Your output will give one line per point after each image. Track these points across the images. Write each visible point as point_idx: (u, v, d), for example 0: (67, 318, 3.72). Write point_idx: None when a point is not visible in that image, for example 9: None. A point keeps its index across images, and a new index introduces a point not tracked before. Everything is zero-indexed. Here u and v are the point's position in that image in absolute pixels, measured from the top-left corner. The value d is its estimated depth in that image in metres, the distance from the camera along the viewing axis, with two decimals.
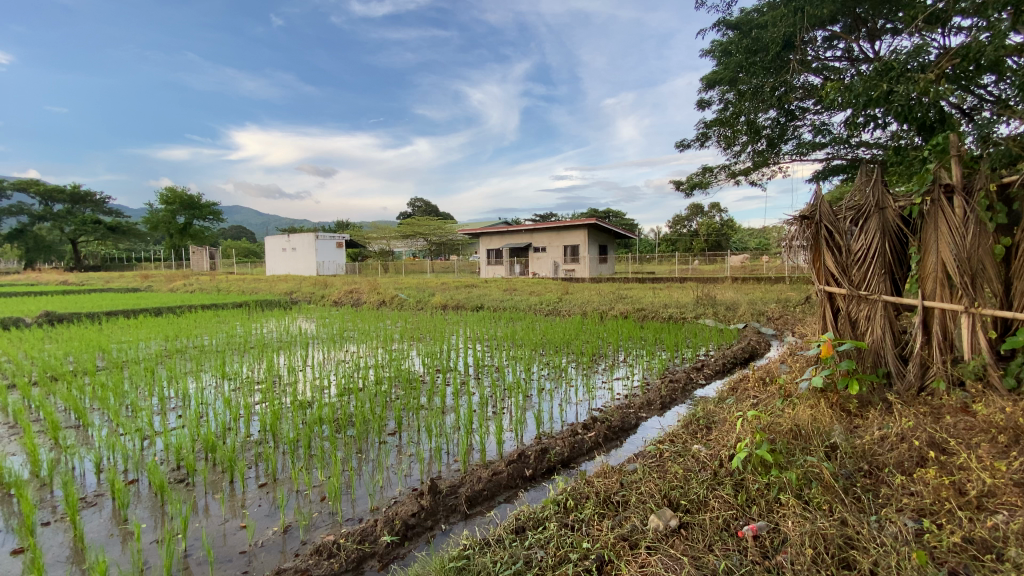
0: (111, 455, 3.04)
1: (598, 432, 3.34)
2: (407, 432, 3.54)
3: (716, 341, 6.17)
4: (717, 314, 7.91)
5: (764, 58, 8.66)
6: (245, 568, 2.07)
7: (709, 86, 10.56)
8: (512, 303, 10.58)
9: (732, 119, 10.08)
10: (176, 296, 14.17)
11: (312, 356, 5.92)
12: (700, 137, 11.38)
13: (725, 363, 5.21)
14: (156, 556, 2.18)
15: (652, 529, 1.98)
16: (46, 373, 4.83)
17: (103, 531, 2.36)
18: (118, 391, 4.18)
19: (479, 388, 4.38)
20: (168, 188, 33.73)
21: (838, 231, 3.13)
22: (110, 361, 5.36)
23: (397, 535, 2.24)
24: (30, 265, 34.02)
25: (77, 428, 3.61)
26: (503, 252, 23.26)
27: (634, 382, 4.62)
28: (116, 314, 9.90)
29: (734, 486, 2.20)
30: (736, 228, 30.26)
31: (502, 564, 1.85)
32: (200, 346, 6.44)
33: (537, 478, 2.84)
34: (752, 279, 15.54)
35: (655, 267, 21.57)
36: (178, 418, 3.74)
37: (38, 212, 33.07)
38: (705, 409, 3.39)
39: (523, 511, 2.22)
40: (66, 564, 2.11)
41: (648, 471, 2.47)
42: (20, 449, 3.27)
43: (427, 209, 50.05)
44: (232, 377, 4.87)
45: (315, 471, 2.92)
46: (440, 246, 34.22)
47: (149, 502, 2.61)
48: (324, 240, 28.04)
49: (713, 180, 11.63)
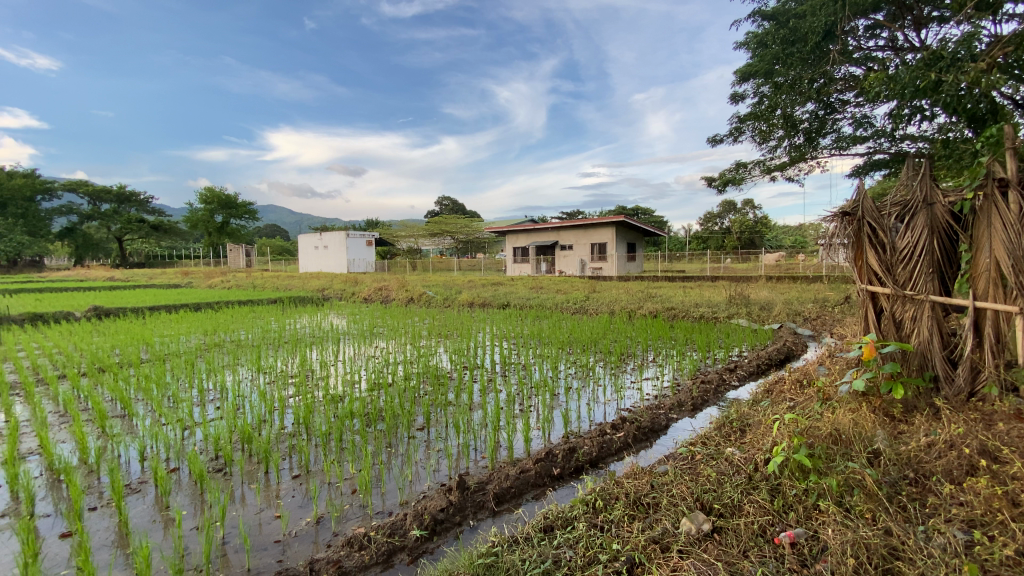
0: (154, 444, 3.17)
1: (628, 432, 3.29)
2: (435, 428, 3.57)
3: (749, 342, 5.99)
4: (750, 315, 7.69)
5: (801, 48, 8.43)
6: (280, 557, 2.12)
7: (744, 79, 10.29)
8: (539, 301, 10.52)
9: (766, 113, 9.75)
10: (213, 293, 14.57)
11: (344, 352, 6.05)
12: (734, 132, 11.09)
13: (759, 364, 5.05)
14: (196, 542, 2.25)
15: (685, 533, 1.93)
16: (95, 364, 5.08)
17: (146, 517, 2.46)
18: (161, 383, 4.36)
19: (507, 386, 4.39)
20: (207, 188, 34.98)
21: (882, 227, 2.99)
22: (153, 354, 5.59)
23: (426, 529, 2.25)
24: (80, 261, 35.87)
25: (123, 417, 3.78)
26: (530, 250, 23.21)
27: (664, 382, 4.54)
28: (159, 309, 10.33)
29: (770, 491, 2.12)
30: (770, 227, 29.29)
31: (531, 562, 1.83)
32: (237, 340, 6.65)
33: (565, 478, 2.81)
34: (787, 279, 15.04)
35: (685, 266, 21.13)
36: (216, 409, 3.87)
37: (86, 212, 34.73)
38: (739, 411, 3.30)
39: (552, 511, 2.20)
40: (111, 548, 2.20)
41: (679, 473, 2.42)
42: (70, 436, 3.44)
43: (455, 208, 50.42)
44: (267, 371, 5.02)
45: (346, 463, 2.99)
46: (468, 245, 34.45)
47: (189, 490, 2.71)
48: (355, 238, 28.60)
49: (747, 176, 11.33)
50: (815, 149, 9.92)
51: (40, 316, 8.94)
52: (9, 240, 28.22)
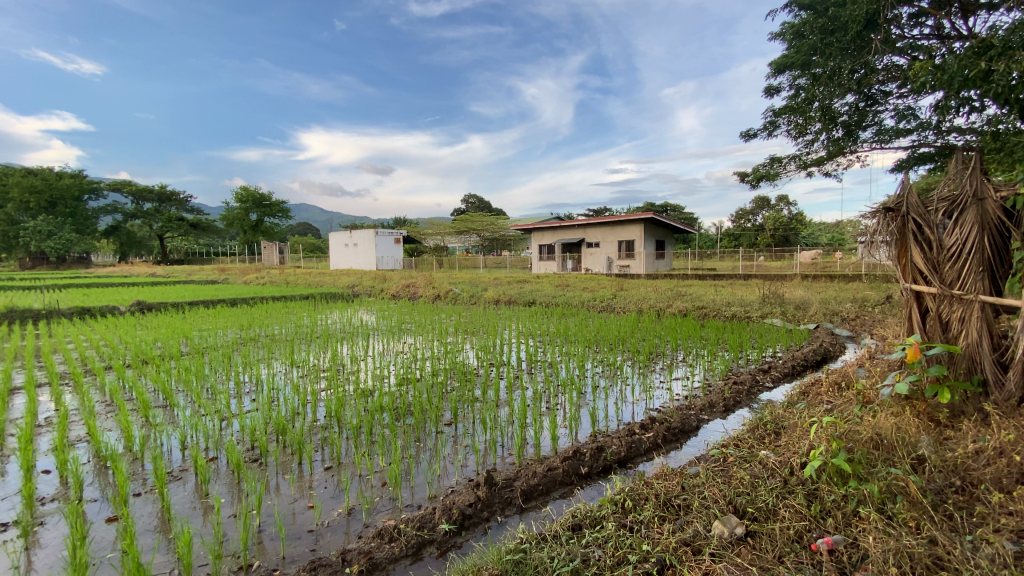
0: (194, 434, 3.30)
1: (657, 432, 3.24)
2: (463, 423, 3.60)
3: (784, 342, 5.81)
4: (784, 314, 7.47)
5: (842, 37, 8.16)
6: (313, 546, 2.18)
7: (779, 71, 10.00)
8: (565, 299, 10.48)
9: (803, 106, 9.44)
10: (249, 289, 15.00)
11: (373, 347, 6.15)
12: (769, 126, 10.77)
13: (794, 365, 4.90)
14: (234, 529, 2.33)
15: (717, 536, 1.89)
16: (138, 356, 5.32)
17: (187, 503, 2.56)
18: (200, 375, 4.53)
19: (533, 383, 4.38)
20: (242, 188, 36.11)
21: (928, 223, 2.84)
22: (192, 347, 5.82)
23: (454, 524, 2.27)
24: (124, 258, 37.61)
25: (164, 408, 3.94)
26: (556, 247, 23.14)
27: (695, 382, 4.45)
28: (198, 304, 10.72)
29: (807, 497, 2.06)
30: (806, 223, 28.34)
31: (559, 560, 1.82)
32: (270, 335, 6.83)
33: (593, 477, 2.79)
34: (824, 278, 14.54)
35: (716, 263, 20.68)
36: (252, 401, 4.00)
37: (130, 211, 36.32)
38: (773, 413, 3.21)
39: (580, 509, 2.19)
40: (155, 532, 2.30)
41: (711, 475, 2.38)
42: (116, 425, 3.61)
43: (481, 206, 50.78)
44: (300, 365, 5.16)
45: (377, 456, 3.04)
46: (494, 242, 34.55)
47: (227, 479, 2.81)
48: (384, 236, 29.04)
49: (782, 171, 11.00)
50: (855, 142, 9.54)
51: (88, 310, 9.42)
52: (58, 237, 29.74)
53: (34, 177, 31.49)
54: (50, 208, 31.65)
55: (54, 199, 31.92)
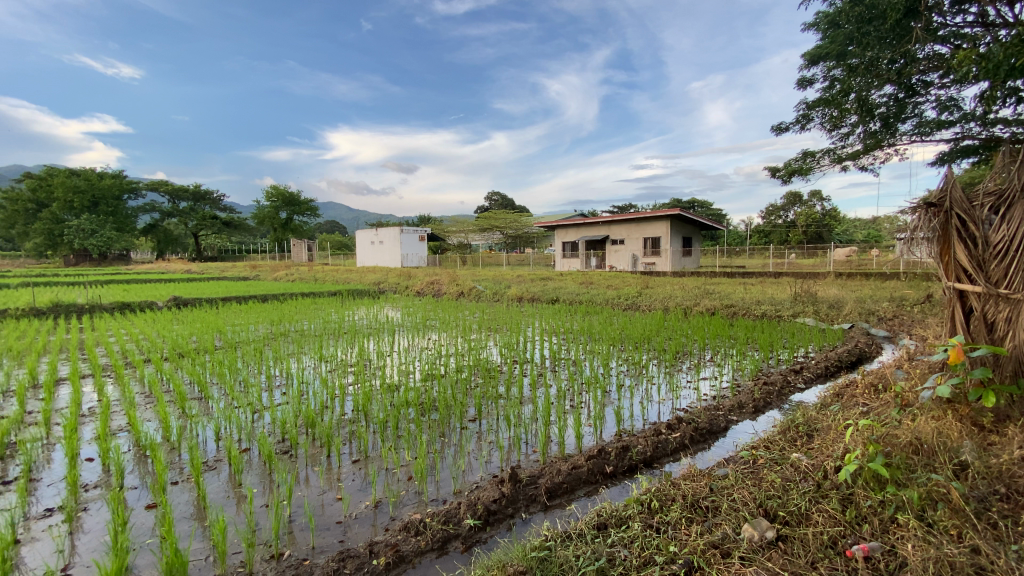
0: (227, 425, 3.41)
1: (684, 433, 3.19)
2: (487, 419, 3.62)
3: (817, 342, 5.64)
4: (817, 314, 7.25)
5: (880, 26, 7.81)
6: (342, 537, 2.23)
7: (812, 62, 9.71)
8: (589, 296, 10.43)
9: (839, 98, 9.14)
10: (279, 286, 15.30)
11: (399, 343, 6.25)
12: (802, 119, 10.47)
13: (828, 366, 4.74)
14: (266, 518, 2.40)
15: (747, 539, 1.85)
16: (175, 350, 5.52)
17: (222, 492, 2.64)
18: (233, 369, 4.68)
19: (557, 381, 4.38)
20: (273, 188, 37.06)
21: (972, 219, 2.72)
22: (225, 341, 6.01)
23: (479, 519, 2.29)
24: (161, 255, 39.07)
25: (200, 399, 4.08)
26: (580, 245, 23.01)
27: (723, 382, 4.36)
28: (230, 300, 11.07)
29: (842, 501, 2.00)
30: (840, 220, 27.42)
31: (585, 559, 1.81)
32: (300, 330, 7.00)
33: (618, 476, 2.77)
34: (859, 276, 14.06)
35: (745, 261, 20.20)
36: (282, 395, 4.11)
37: (166, 210, 37.66)
38: (805, 415, 3.12)
39: (606, 508, 2.17)
40: (191, 520, 2.38)
41: (740, 477, 2.32)
42: (155, 415, 3.75)
43: (505, 203, 50.94)
44: (329, 359, 5.27)
45: (403, 451, 3.09)
46: (517, 239, 34.58)
47: (259, 469, 2.89)
48: (409, 233, 29.40)
49: (815, 166, 10.68)
50: (894, 135, 9.18)
51: (128, 306, 9.82)
52: (100, 235, 31.10)
53: (78, 178, 32.95)
54: (93, 208, 33.08)
55: (97, 198, 33.33)
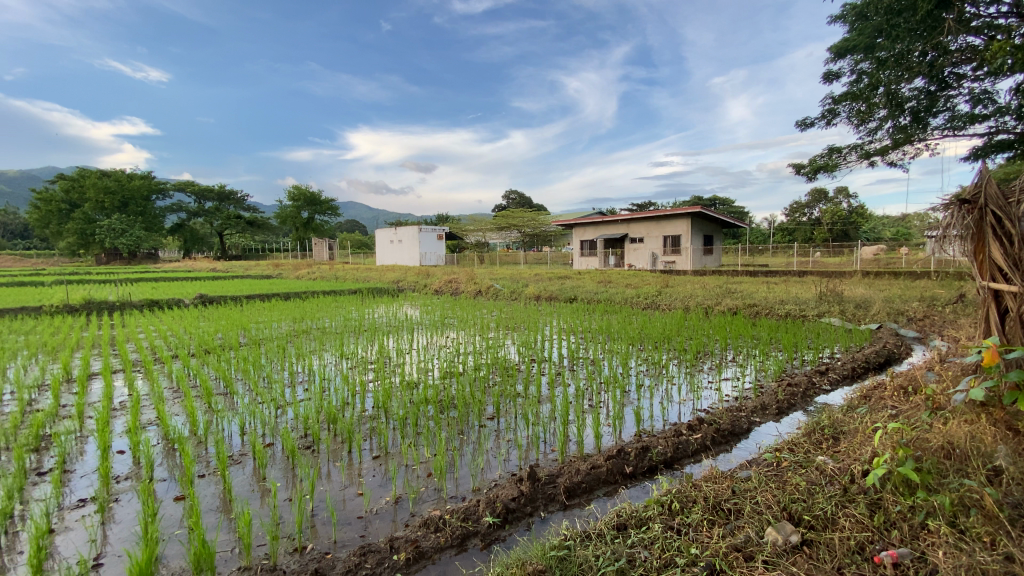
0: (252, 420, 3.49)
1: (705, 434, 3.14)
2: (505, 417, 3.62)
3: (843, 343, 5.50)
4: (843, 314, 7.07)
5: (910, 18, 7.56)
6: (363, 532, 2.26)
7: (839, 56, 9.46)
8: (608, 295, 10.35)
9: (867, 92, 8.89)
10: (300, 284, 15.56)
11: (418, 340, 6.30)
12: (828, 114, 10.21)
13: (854, 367, 4.63)
14: (290, 512, 2.44)
15: (770, 543, 1.82)
16: (201, 346, 5.67)
17: (246, 486, 2.70)
18: (257, 365, 4.79)
19: (576, 380, 4.36)
20: (294, 188, 37.73)
21: (1009, 216, 2.60)
22: (250, 338, 6.14)
23: (498, 517, 2.30)
24: (188, 254, 40.11)
25: (225, 394, 4.19)
26: (598, 243, 22.87)
27: (746, 383, 4.29)
28: (254, 298, 11.32)
29: (870, 506, 1.95)
30: (868, 217, 26.67)
31: (605, 559, 1.81)
32: (321, 327, 7.12)
33: (638, 476, 2.75)
34: (887, 274, 13.66)
35: (768, 259, 19.79)
36: (304, 391, 4.18)
37: (192, 210, 38.66)
38: (830, 417, 3.05)
39: (625, 508, 2.16)
40: (218, 512, 2.44)
41: (763, 479, 2.28)
42: (182, 409, 3.86)
43: (522, 202, 50.96)
44: (349, 357, 5.35)
45: (422, 448, 3.11)
46: (535, 238, 34.55)
47: (283, 464, 2.95)
48: (427, 232, 29.62)
49: (841, 162, 10.42)
50: (925, 130, 8.88)
51: (156, 303, 10.11)
52: (130, 235, 32.08)
53: (108, 179, 33.99)
54: (123, 208, 34.13)
55: (127, 199, 34.34)
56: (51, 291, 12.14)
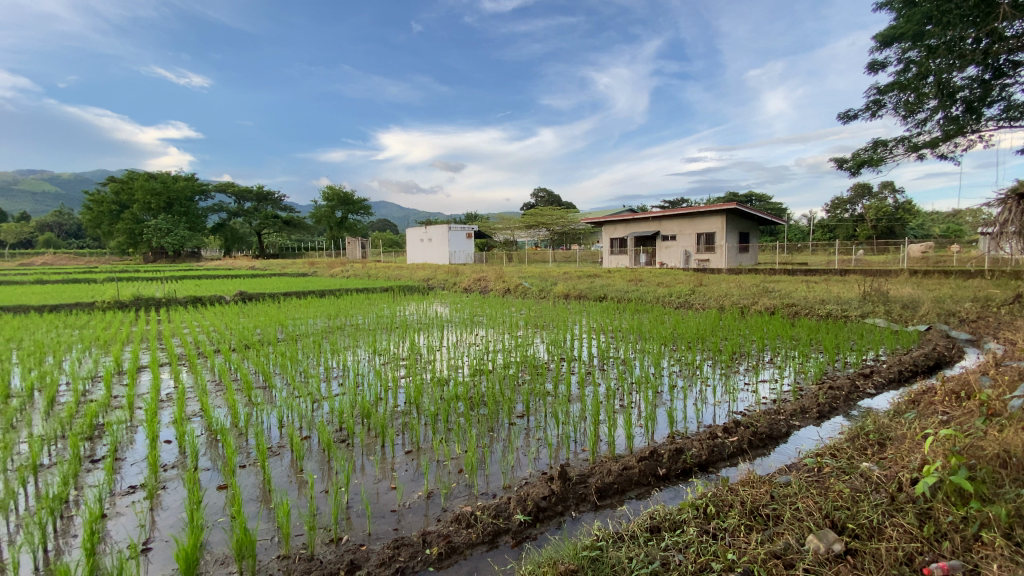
0: (290, 414, 3.60)
1: (742, 437, 3.05)
2: (535, 416, 3.62)
3: (888, 344, 5.27)
4: (888, 314, 6.78)
5: (962, 3, 7.19)
6: (396, 525, 2.30)
7: (885, 45, 9.05)
8: (639, 294, 10.21)
9: (915, 82, 8.48)
10: (333, 281, 15.90)
11: (447, 338, 6.37)
12: (872, 105, 9.78)
13: (902, 370, 4.42)
14: (326, 503, 2.51)
15: (812, 551, 1.75)
16: (241, 342, 5.89)
17: (285, 477, 2.79)
18: (294, 360, 4.94)
19: (606, 379, 4.33)
20: (328, 188, 38.67)
21: None
22: (287, 334, 6.34)
23: (529, 515, 2.30)
24: (228, 253, 41.64)
25: (264, 388, 4.34)
26: (628, 241, 22.58)
27: (784, 386, 4.15)
28: (290, 295, 11.66)
29: (918, 516, 1.86)
30: (915, 212, 25.40)
31: (638, 561, 1.79)
32: (354, 324, 7.28)
33: (671, 479, 2.70)
34: (937, 273, 13.00)
35: (807, 257, 19.13)
36: (339, 385, 4.29)
37: (232, 210, 40.13)
38: (876, 421, 2.93)
39: (659, 511, 2.12)
40: (258, 502, 2.53)
41: (804, 485, 2.21)
42: (224, 402, 4.02)
43: (551, 200, 50.79)
44: (382, 353, 5.46)
45: (453, 443, 3.15)
46: (564, 236, 34.40)
47: (319, 457, 3.03)
48: (457, 231, 29.88)
49: (886, 156, 9.97)
50: (978, 121, 8.40)
51: (200, 300, 10.54)
52: (174, 235, 33.55)
53: (155, 181, 35.54)
54: (169, 208, 35.68)
55: (171, 200, 35.86)
56: (103, 288, 12.79)
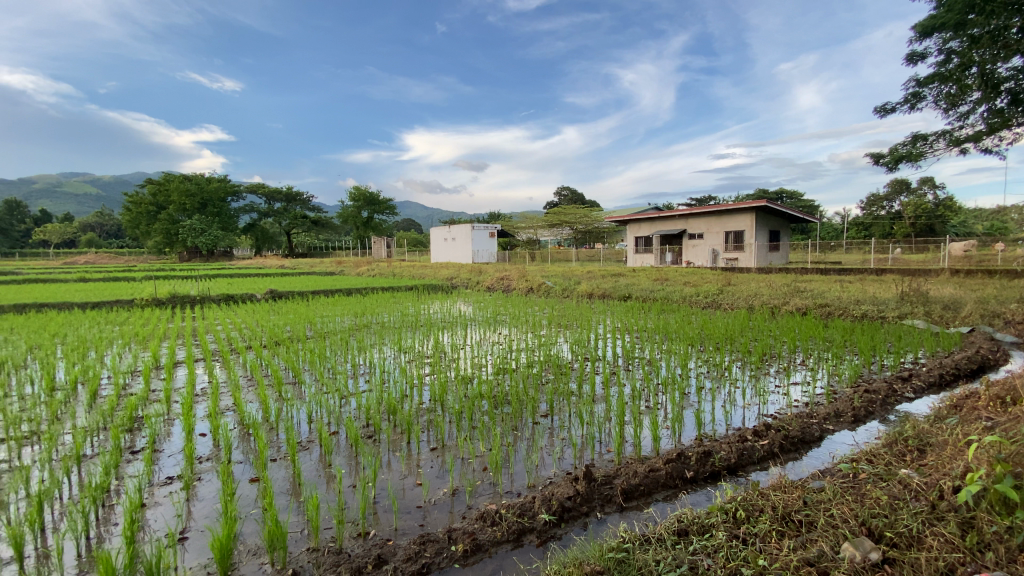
0: (318, 409, 3.68)
1: (773, 440, 2.98)
2: (559, 415, 3.62)
3: (929, 346, 5.07)
4: (928, 316, 6.52)
5: None
6: (421, 521, 2.33)
7: (924, 35, 8.71)
8: (664, 294, 10.08)
9: (957, 73, 8.13)
10: (360, 280, 16.19)
11: (471, 336, 6.42)
12: (911, 98, 9.41)
13: (942, 374, 4.25)
14: (354, 498, 2.55)
15: (847, 559, 1.70)
16: (272, 338, 6.05)
17: (314, 471, 2.85)
18: (323, 357, 5.06)
19: (632, 380, 4.28)
20: (354, 188, 39.35)
21: None
22: (316, 331, 6.49)
23: (554, 515, 2.30)
24: (258, 252, 42.83)
25: (293, 383, 4.45)
26: (654, 239, 22.30)
27: (817, 389, 4.04)
28: (319, 293, 11.92)
29: (961, 525, 1.78)
30: (958, 209, 24.33)
31: (665, 564, 1.77)
32: (381, 322, 7.40)
33: (699, 482, 2.66)
34: (982, 273, 12.42)
35: (841, 256, 18.53)
36: (366, 382, 4.37)
37: (262, 210, 41.24)
38: (915, 427, 2.82)
39: (686, 514, 2.09)
40: (288, 495, 2.60)
41: (838, 491, 2.14)
42: (256, 397, 4.14)
43: (575, 198, 50.54)
44: (407, 350, 5.53)
45: (478, 441, 3.17)
46: (588, 235, 34.19)
47: (346, 452, 3.09)
48: (480, 230, 30.03)
49: (926, 151, 9.58)
50: None
51: (232, 297, 10.87)
52: (208, 234, 34.71)
53: (190, 182, 36.80)
54: (203, 209, 36.88)
55: (205, 201, 36.99)
56: (142, 286, 13.30)
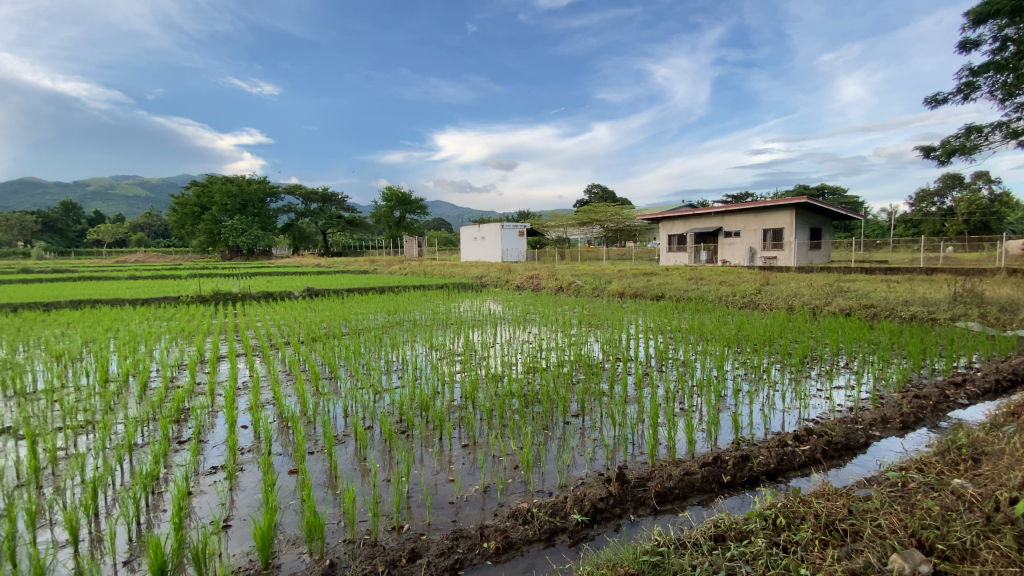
0: (353, 404, 3.77)
1: (815, 446, 2.88)
2: (591, 415, 3.59)
3: (984, 350, 4.79)
4: (984, 318, 6.16)
5: None
6: (454, 517, 2.36)
7: (978, 22, 8.23)
8: (699, 293, 9.85)
9: (1014, 61, 7.66)
10: (393, 278, 16.48)
11: (501, 335, 6.45)
12: (964, 88, 8.90)
13: (999, 380, 4.01)
14: (388, 492, 2.60)
15: (895, 571, 1.63)
16: (309, 335, 6.24)
17: (350, 465, 2.93)
18: (357, 353, 5.18)
19: (665, 381, 4.21)
20: (387, 188, 40.03)
21: None
22: (350, 328, 6.64)
23: (586, 516, 2.29)
24: (295, 251, 44.13)
25: (329, 378, 4.58)
26: (688, 238, 21.85)
27: (862, 393, 3.87)
28: (353, 291, 12.20)
29: (1019, 540, 1.68)
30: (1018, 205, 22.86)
31: (702, 569, 1.74)
32: (413, 320, 7.52)
33: (736, 486, 2.59)
34: None
35: (887, 255, 17.70)
36: (399, 378, 4.45)
37: (299, 210, 42.46)
38: (969, 434, 2.67)
39: (723, 520, 2.05)
40: (325, 487, 2.67)
41: (886, 501, 2.05)
42: (294, 391, 4.28)
43: (607, 196, 50.00)
44: (438, 348, 5.60)
45: (509, 439, 3.19)
46: (620, 233, 33.79)
47: (381, 446, 3.15)
48: (511, 229, 30.07)
49: (981, 143, 9.05)
50: None
51: (271, 295, 11.24)
52: (248, 234, 35.99)
53: (231, 184, 38.24)
54: (244, 210, 38.27)
55: (245, 201, 38.37)
56: (187, 284, 13.87)
